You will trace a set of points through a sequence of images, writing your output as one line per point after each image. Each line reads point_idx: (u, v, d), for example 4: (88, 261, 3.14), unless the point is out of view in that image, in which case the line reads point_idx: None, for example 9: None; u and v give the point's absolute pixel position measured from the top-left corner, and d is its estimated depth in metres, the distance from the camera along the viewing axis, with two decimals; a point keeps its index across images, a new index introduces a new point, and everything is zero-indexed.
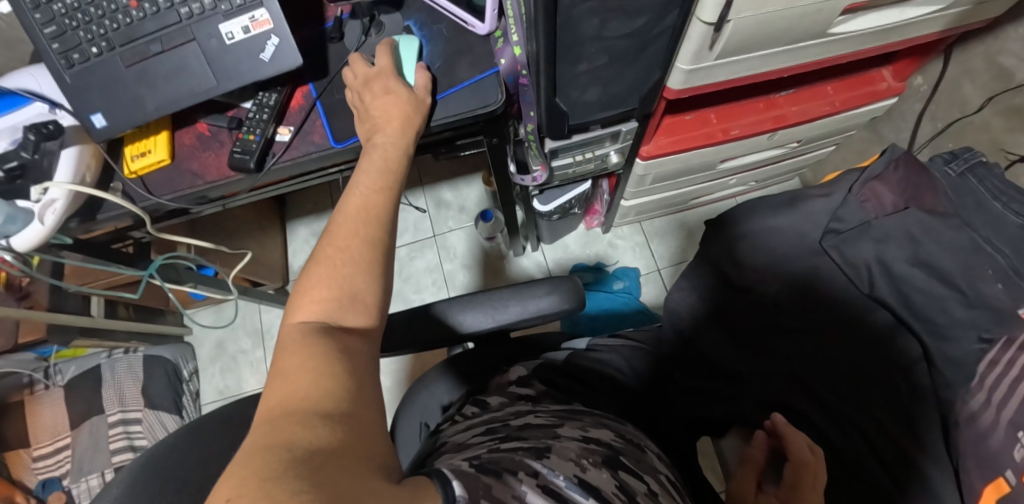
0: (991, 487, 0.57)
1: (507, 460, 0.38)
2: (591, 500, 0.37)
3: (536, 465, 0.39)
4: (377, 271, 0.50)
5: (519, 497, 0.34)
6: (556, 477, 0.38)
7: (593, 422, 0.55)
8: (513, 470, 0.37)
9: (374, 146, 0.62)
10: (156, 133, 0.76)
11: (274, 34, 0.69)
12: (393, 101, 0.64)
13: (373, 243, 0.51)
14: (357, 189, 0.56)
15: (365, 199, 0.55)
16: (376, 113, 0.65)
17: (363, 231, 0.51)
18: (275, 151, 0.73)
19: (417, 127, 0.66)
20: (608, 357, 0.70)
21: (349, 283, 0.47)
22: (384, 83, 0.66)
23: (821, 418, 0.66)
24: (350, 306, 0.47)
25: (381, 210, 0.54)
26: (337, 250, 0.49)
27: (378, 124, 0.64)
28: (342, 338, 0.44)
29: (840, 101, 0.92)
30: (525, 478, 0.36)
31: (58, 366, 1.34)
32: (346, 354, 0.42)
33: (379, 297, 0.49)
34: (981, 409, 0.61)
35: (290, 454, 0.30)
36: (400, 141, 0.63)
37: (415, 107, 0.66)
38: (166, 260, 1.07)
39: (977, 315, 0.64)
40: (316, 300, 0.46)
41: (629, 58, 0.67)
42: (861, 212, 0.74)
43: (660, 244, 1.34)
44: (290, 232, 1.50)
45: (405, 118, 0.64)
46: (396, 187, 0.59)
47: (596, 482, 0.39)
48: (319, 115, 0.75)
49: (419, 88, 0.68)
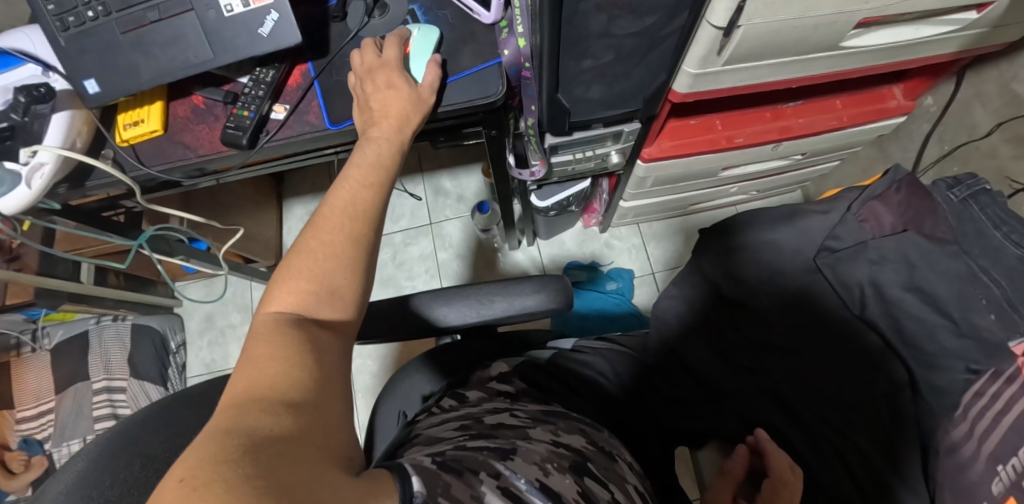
0: None
1: (471, 459, 0.38)
2: None
3: (499, 466, 0.38)
4: (359, 269, 0.49)
5: (478, 499, 0.33)
6: (518, 480, 0.37)
7: (567, 425, 0.54)
8: (474, 470, 0.36)
9: (368, 139, 0.61)
10: (150, 103, 0.75)
11: (274, 9, 0.68)
12: (391, 95, 0.63)
13: (357, 239, 0.50)
14: (346, 181, 0.55)
15: (353, 193, 0.54)
16: (375, 106, 0.64)
17: (348, 226, 0.50)
18: (268, 129, 0.72)
19: (415, 126, 0.64)
20: (595, 361, 0.70)
21: (329, 278, 0.47)
22: (387, 76, 0.65)
23: (796, 437, 0.65)
24: (328, 301, 0.46)
25: (369, 206, 0.53)
26: (319, 244, 0.48)
27: (375, 117, 0.63)
28: (315, 332, 0.43)
29: (848, 116, 0.91)
30: (485, 479, 0.36)
31: (45, 329, 1.33)
32: (318, 347, 0.41)
33: (357, 295, 0.48)
34: (962, 440, 0.60)
35: (248, 440, 0.29)
36: (395, 135, 0.62)
37: (414, 102, 0.64)
38: (157, 231, 1.06)
39: (966, 346, 0.63)
40: (293, 291, 0.45)
41: (635, 57, 0.66)
42: (858, 231, 0.73)
43: (656, 247, 1.33)
44: (286, 209, 1.49)
45: (403, 116, 0.63)
46: (386, 182, 0.58)
47: (558, 488, 0.39)
48: (316, 96, 0.73)
49: (425, 84, 0.66)
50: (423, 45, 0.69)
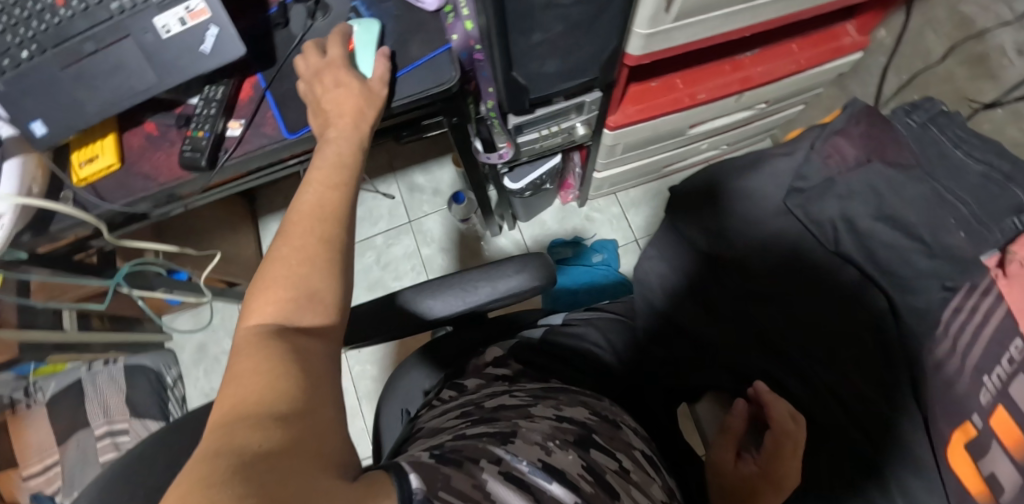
0: (959, 432, 0.58)
1: (470, 448, 0.37)
2: (556, 484, 0.36)
3: (499, 451, 0.37)
4: (336, 271, 0.48)
5: (480, 488, 0.32)
6: (519, 463, 0.37)
7: (569, 399, 0.54)
8: (474, 458, 0.35)
9: (327, 141, 0.60)
10: (102, 136, 0.74)
11: (213, 24, 0.66)
12: (344, 94, 0.62)
13: (330, 241, 0.50)
14: (310, 186, 0.54)
15: (319, 194, 0.53)
16: (328, 107, 0.62)
17: (318, 229, 0.50)
18: (226, 147, 0.70)
19: (371, 122, 0.63)
20: (587, 333, 0.70)
21: (306, 284, 0.46)
22: (334, 75, 0.63)
23: (791, 379, 0.67)
24: (308, 306, 0.46)
25: (338, 207, 0.53)
26: (292, 250, 0.47)
27: (330, 118, 0.62)
28: (299, 339, 0.43)
29: (806, 58, 0.92)
30: (486, 466, 0.35)
31: (37, 384, 1.30)
32: (302, 352, 0.41)
33: (336, 295, 0.48)
34: (946, 357, 0.61)
35: (238, 459, 0.29)
36: (353, 135, 0.61)
37: (367, 98, 0.63)
38: (134, 267, 1.04)
39: (940, 265, 0.64)
40: (272, 300, 0.45)
41: (585, 26, 0.65)
42: (824, 169, 0.74)
43: (636, 214, 1.34)
44: (262, 227, 1.47)
45: (359, 113, 0.62)
46: (352, 182, 0.57)
47: (561, 465, 0.38)
48: (270, 107, 0.72)
49: (375, 77, 0.65)
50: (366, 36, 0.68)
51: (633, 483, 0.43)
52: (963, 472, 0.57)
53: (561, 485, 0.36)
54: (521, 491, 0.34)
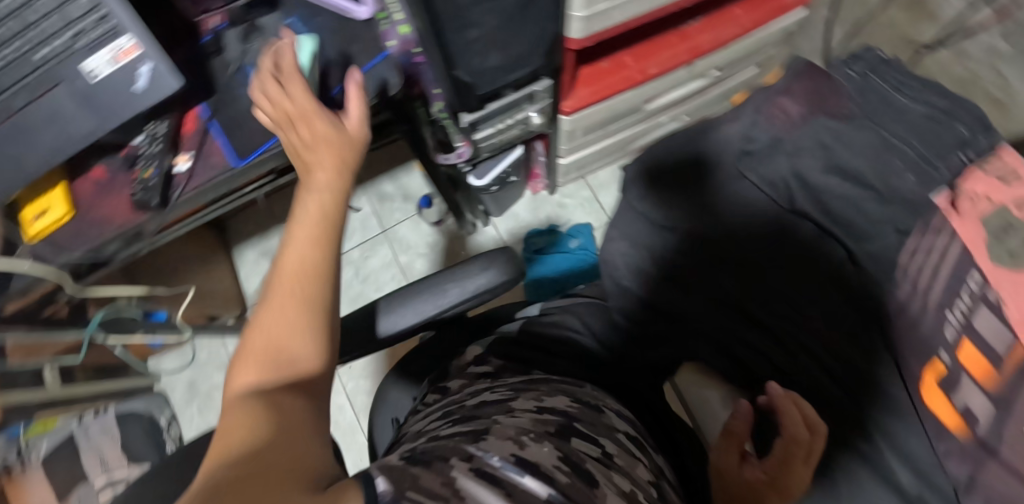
0: (930, 371, 0.58)
1: (442, 449, 0.37)
2: (528, 477, 0.33)
3: (471, 450, 0.36)
4: (320, 334, 0.47)
5: (449, 485, 0.30)
6: (491, 458, 0.35)
7: (549, 390, 0.54)
8: (445, 459, 0.34)
9: (307, 188, 0.58)
10: (50, 188, 0.71)
11: (145, 61, 0.65)
12: (327, 145, 0.60)
13: (310, 299, 0.48)
14: (294, 243, 0.51)
15: (302, 257, 0.50)
16: (307, 157, 0.60)
17: (298, 290, 0.48)
18: (178, 182, 0.69)
19: (354, 168, 0.62)
20: (566, 320, 0.71)
21: (285, 345, 0.45)
22: (313, 125, 0.61)
23: (767, 343, 0.67)
24: (289, 366, 0.45)
25: (321, 264, 0.50)
26: (270, 312, 0.46)
27: (309, 167, 0.60)
28: (280, 394, 0.42)
29: (750, 21, 0.92)
30: (456, 465, 0.33)
31: (30, 445, 1.20)
32: (283, 406, 0.41)
33: (320, 355, 0.47)
34: (909, 299, 0.62)
35: (199, 491, 0.29)
36: (335, 183, 0.59)
37: (346, 146, 0.62)
38: (108, 313, 1.02)
39: (894, 210, 0.66)
40: (252, 364, 0.44)
41: (520, 16, 0.64)
42: (771, 128, 0.76)
43: (607, 195, 1.34)
44: (237, 256, 1.46)
45: (341, 162, 0.60)
46: (337, 235, 0.54)
47: (535, 457, 0.36)
48: (216, 137, 0.71)
49: (353, 120, 0.64)
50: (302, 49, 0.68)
51: (618, 468, 0.42)
52: (941, 412, 0.57)
53: (537, 472, 0.34)
54: (490, 483, 0.31)
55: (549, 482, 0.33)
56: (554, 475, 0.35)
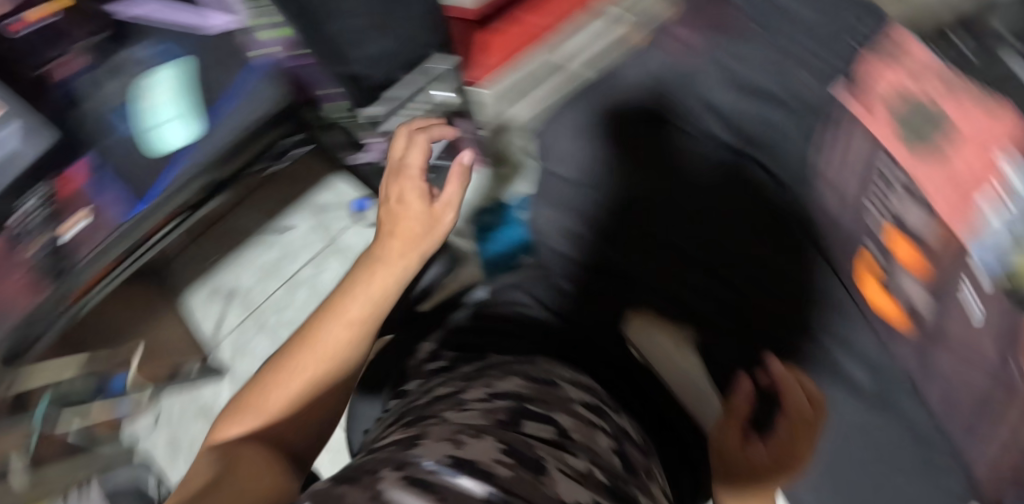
0: (869, 275, 0.57)
1: (373, 462, 0.32)
2: (470, 478, 0.27)
3: (405, 456, 0.31)
4: (309, 393, 0.48)
5: (374, 494, 0.25)
6: (425, 462, 0.29)
7: (501, 372, 0.53)
8: (374, 470, 0.29)
9: (374, 257, 0.59)
10: None
11: (14, 118, 0.59)
12: (411, 216, 0.63)
13: (322, 381, 0.48)
14: (333, 320, 0.51)
15: (337, 338, 0.49)
16: (389, 224, 0.63)
17: (314, 371, 0.48)
18: (80, 243, 0.63)
19: (424, 252, 0.61)
20: (514, 295, 0.73)
21: (275, 413, 0.47)
22: (410, 189, 0.66)
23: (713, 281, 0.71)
24: (275, 433, 0.46)
25: (354, 354, 0.51)
26: (275, 380, 0.47)
27: (384, 237, 0.62)
28: (252, 459, 0.41)
29: None
30: (388, 474, 0.28)
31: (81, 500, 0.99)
32: (251, 475, 0.38)
33: (300, 414, 0.48)
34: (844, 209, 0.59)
35: None
36: (400, 264, 0.58)
37: (427, 223, 0.63)
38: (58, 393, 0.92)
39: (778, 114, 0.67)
40: (238, 421, 0.46)
41: None
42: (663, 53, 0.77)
43: None
44: (184, 303, 1.30)
45: (415, 245, 0.61)
46: (378, 321, 0.53)
47: (474, 455, 0.31)
48: (113, 185, 0.67)
49: (443, 203, 0.66)
50: (179, 100, 0.71)
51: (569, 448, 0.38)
52: (889, 310, 0.57)
53: (484, 464, 0.29)
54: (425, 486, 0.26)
55: (496, 473, 0.29)
56: (501, 464, 0.30)
